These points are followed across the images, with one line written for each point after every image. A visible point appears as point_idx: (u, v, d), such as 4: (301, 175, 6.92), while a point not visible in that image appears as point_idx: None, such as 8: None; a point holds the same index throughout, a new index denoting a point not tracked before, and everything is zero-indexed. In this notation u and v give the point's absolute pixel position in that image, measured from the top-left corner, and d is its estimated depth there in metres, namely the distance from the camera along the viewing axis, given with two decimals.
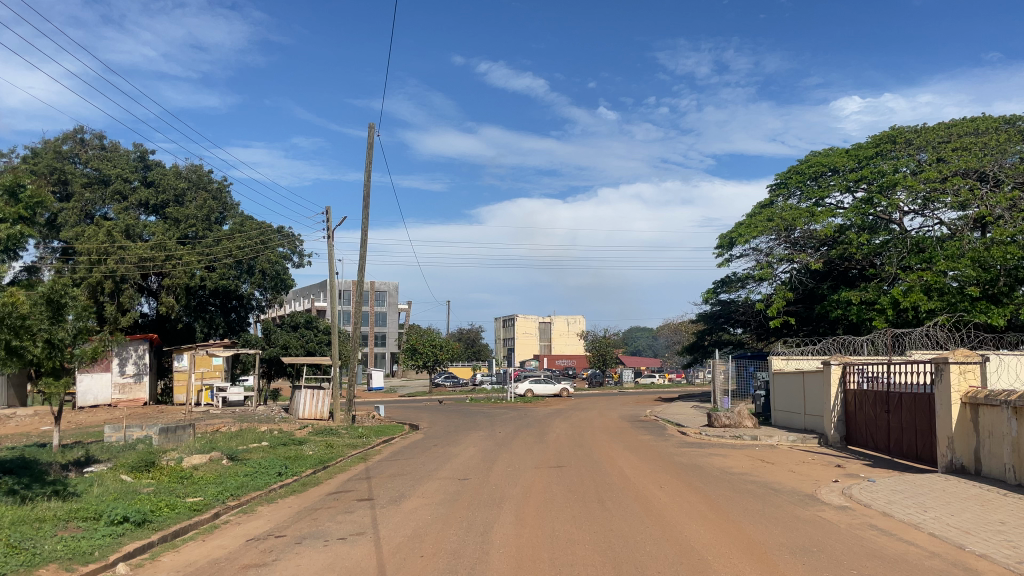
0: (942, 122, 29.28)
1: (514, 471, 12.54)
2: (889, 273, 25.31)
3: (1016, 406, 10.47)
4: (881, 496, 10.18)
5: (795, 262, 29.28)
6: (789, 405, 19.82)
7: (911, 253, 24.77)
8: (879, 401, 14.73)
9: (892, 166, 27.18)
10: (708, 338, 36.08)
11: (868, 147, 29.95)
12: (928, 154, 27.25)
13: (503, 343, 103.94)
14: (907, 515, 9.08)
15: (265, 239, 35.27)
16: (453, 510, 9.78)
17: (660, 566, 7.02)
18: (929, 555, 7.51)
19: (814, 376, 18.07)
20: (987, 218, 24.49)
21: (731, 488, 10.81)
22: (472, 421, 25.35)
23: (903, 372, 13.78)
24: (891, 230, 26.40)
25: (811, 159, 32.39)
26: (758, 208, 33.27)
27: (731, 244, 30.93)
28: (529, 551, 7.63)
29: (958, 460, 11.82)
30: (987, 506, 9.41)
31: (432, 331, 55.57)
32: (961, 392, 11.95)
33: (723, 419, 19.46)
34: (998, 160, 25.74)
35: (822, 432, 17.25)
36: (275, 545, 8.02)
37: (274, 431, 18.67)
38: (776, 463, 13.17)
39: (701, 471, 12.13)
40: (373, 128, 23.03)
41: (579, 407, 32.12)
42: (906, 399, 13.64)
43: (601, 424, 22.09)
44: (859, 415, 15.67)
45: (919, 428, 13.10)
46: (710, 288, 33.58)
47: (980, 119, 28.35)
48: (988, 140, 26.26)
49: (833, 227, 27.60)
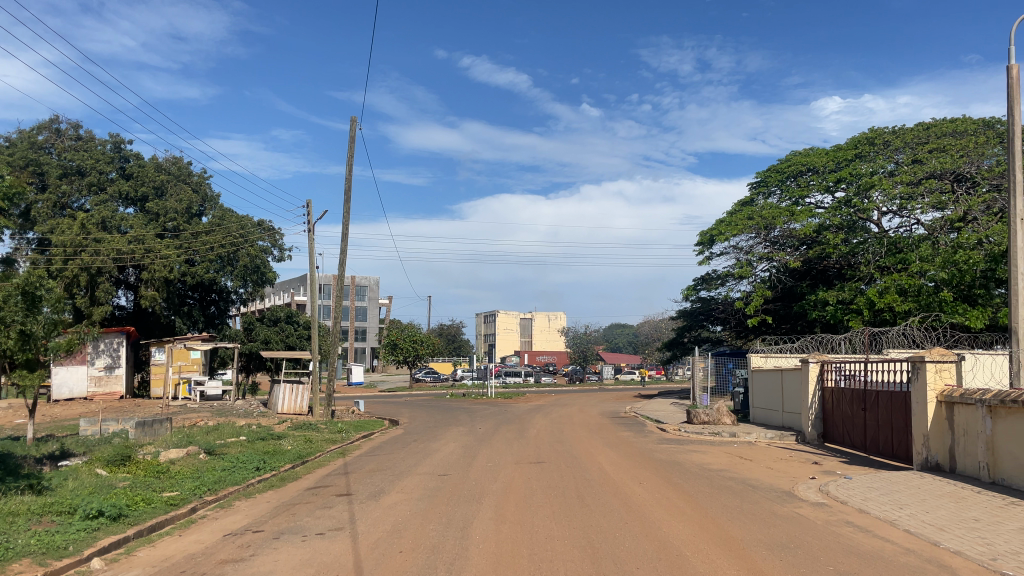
0: (921, 123, 29.63)
1: (493, 467, 12.52)
2: (866, 273, 25.65)
3: (991, 405, 10.65)
4: (857, 492, 10.30)
5: (774, 261, 29.48)
6: (765, 402, 20.06)
7: (888, 254, 25.22)
8: (855, 399, 14.89)
9: (870, 167, 27.45)
10: (687, 335, 36.24)
11: (846, 148, 30.28)
12: (905, 155, 27.68)
13: (483, 339, 104.15)
14: (883, 512, 9.18)
15: (244, 232, 35.02)
16: (432, 506, 9.76)
17: (640, 563, 7.05)
18: (904, 552, 7.60)
19: (793, 374, 18.18)
20: (961, 219, 24.83)
21: (709, 484, 10.87)
22: (453, 417, 25.29)
23: (879, 370, 13.94)
24: (868, 231, 26.72)
25: (790, 158, 32.61)
26: (737, 206, 33.41)
27: (711, 241, 31.01)
28: (509, 547, 7.63)
29: (933, 458, 12.00)
30: (960, 503, 9.55)
31: (412, 325, 55.27)
32: (936, 390, 12.11)
33: (702, 416, 19.54)
34: (973, 162, 26.00)
35: (799, 430, 17.38)
36: (251, 541, 7.95)
37: (252, 426, 18.50)
38: (754, 460, 13.24)
39: (680, 468, 12.19)
40: (355, 121, 22.81)
41: (560, 404, 32.06)
42: (882, 397, 13.80)
43: (581, 421, 22.12)
44: (836, 413, 15.82)
45: (896, 426, 13.24)
46: (690, 286, 33.70)
47: (958, 121, 28.69)
48: (966, 143, 26.54)
49: (812, 227, 27.83)
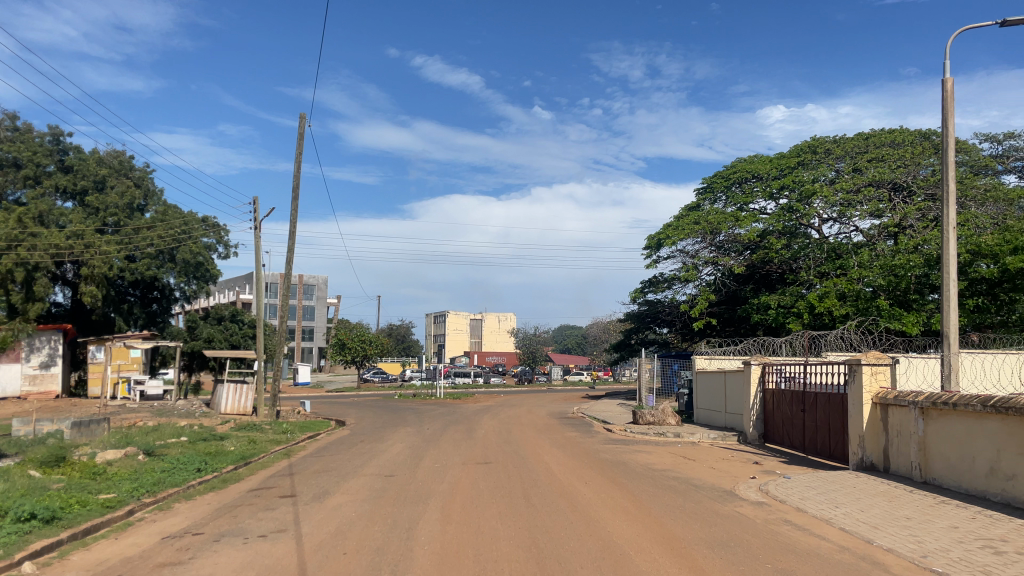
0: (861, 133, 30.55)
1: (440, 467, 12.50)
2: (806, 278, 26.34)
3: (924, 407, 11.12)
4: (795, 492, 10.57)
5: (719, 265, 30.00)
6: (709, 403, 20.45)
7: (828, 260, 25.96)
8: (795, 401, 15.26)
9: (811, 175, 28.19)
10: (635, 337, 36.71)
11: (790, 156, 31.05)
12: (846, 164, 28.51)
13: (433, 339, 103.82)
14: (819, 511, 9.44)
15: (187, 229, 34.26)
16: (377, 507, 9.70)
17: (583, 562, 7.13)
18: (838, 550, 7.83)
19: (736, 376, 18.57)
20: (897, 226, 25.69)
21: (653, 484, 11.03)
22: (400, 417, 25.16)
23: (818, 372, 14.32)
24: (809, 237, 27.42)
25: (736, 165, 33.26)
26: (684, 211, 33.95)
27: (658, 245, 31.46)
28: (454, 547, 7.64)
29: (868, 458, 12.41)
30: (893, 502, 9.88)
31: (360, 325, 54.74)
32: (872, 393, 12.51)
33: (647, 416, 19.81)
34: (910, 171, 26.88)
35: (741, 431, 17.77)
36: (191, 543, 7.79)
37: (194, 426, 18.12)
38: (697, 460, 13.47)
39: (625, 468, 12.35)
40: (304, 118, 22.53)
41: (508, 405, 32.15)
42: (820, 399, 14.18)
43: (529, 421, 22.23)
44: (777, 415, 16.20)
45: (833, 427, 13.63)
46: (637, 288, 34.12)
47: (896, 132, 29.66)
48: (903, 153, 27.46)
49: (756, 232, 28.46)
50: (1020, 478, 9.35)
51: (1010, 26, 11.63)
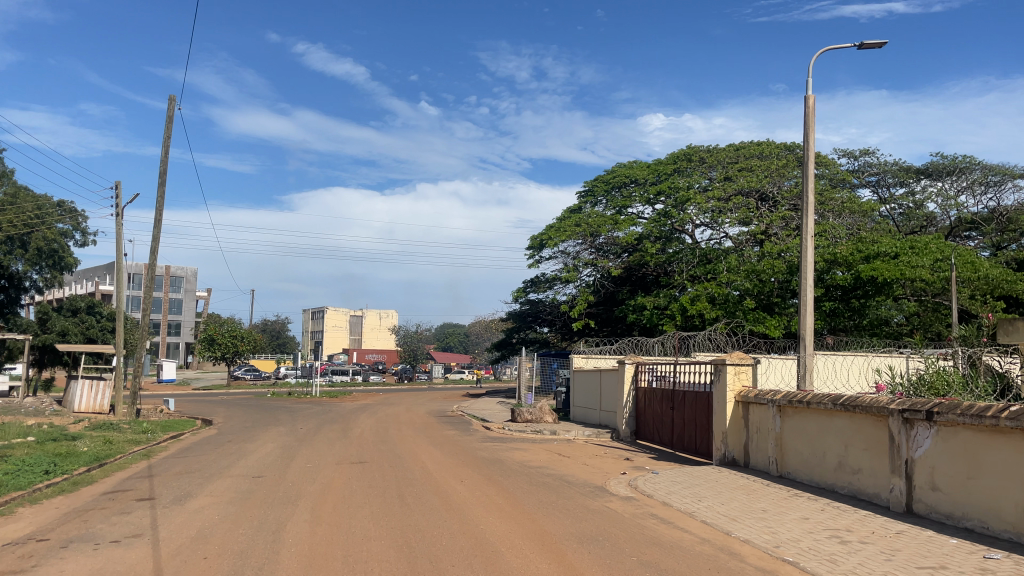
0: (732, 144, 32.12)
1: (312, 467, 12.13)
2: (679, 281, 27.40)
3: (781, 405, 11.96)
4: (661, 486, 10.95)
5: (598, 267, 30.64)
6: (585, 401, 20.90)
7: (700, 264, 27.15)
8: (665, 398, 15.81)
9: (686, 182, 29.33)
10: (516, 336, 37.10)
11: (666, 163, 32.22)
12: (717, 173, 29.89)
13: (311, 336, 101.23)
14: (683, 504, 9.82)
15: (41, 213, 31.71)
16: (243, 509, 9.30)
17: (455, 560, 7.09)
18: (699, 541, 8.16)
19: (610, 374, 19.06)
20: (763, 234, 27.17)
21: (528, 481, 11.13)
22: (272, 416, 24.30)
23: (687, 371, 14.89)
24: (683, 242, 28.54)
25: (616, 170, 34.15)
26: (566, 213, 34.55)
27: (541, 246, 31.88)
28: (323, 548, 7.43)
29: (730, 454, 13.07)
30: (750, 494, 10.41)
31: (233, 320, 52.60)
32: (735, 391, 13.14)
33: (525, 414, 20.02)
34: (775, 183, 28.41)
35: (614, 428, 18.28)
36: (33, 551, 7.20)
37: (42, 426, 16.80)
38: (571, 456, 13.72)
39: (501, 465, 12.41)
40: (174, 101, 21.39)
41: (387, 403, 31.67)
42: (688, 397, 14.75)
43: (407, 420, 21.98)
44: (648, 412, 16.75)
45: (699, 424, 14.21)
46: (519, 288, 34.47)
47: (763, 144, 31.38)
48: (769, 164, 29.09)
49: (633, 236, 29.36)
50: (865, 472, 10.37)
51: (866, 49, 12.49)
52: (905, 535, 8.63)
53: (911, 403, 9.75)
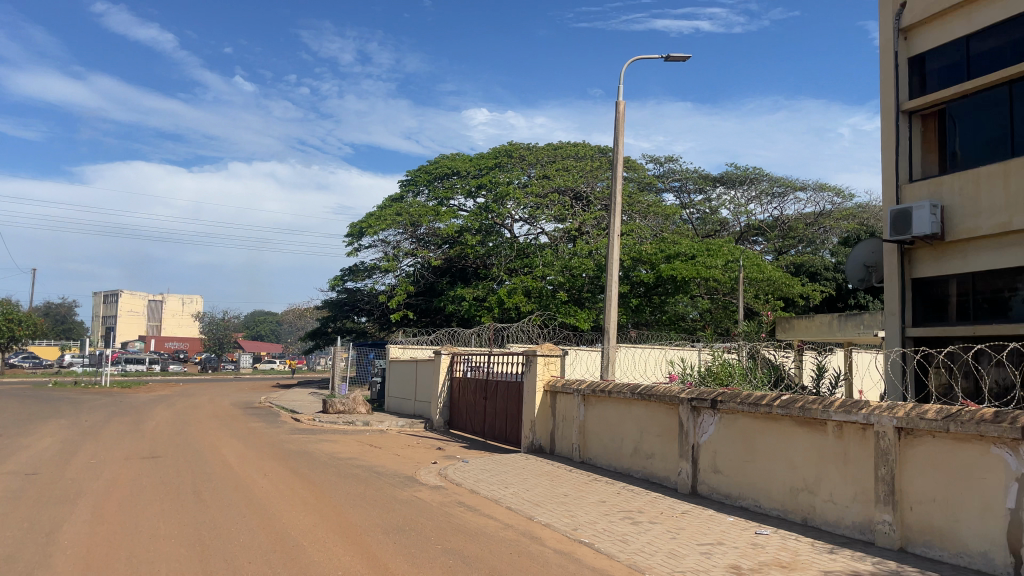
0: (550, 143, 33.26)
1: (96, 463, 11.16)
2: (498, 274, 28.05)
3: (585, 394, 12.63)
4: (471, 475, 11.15)
5: (418, 257, 30.83)
6: (400, 391, 20.82)
7: (518, 258, 27.92)
8: (478, 388, 16.10)
9: (506, 177, 29.98)
10: (332, 325, 36.24)
11: (488, 158, 32.73)
12: (536, 171, 30.84)
13: (104, 321, 93.14)
14: (491, 492, 10.05)
15: None
16: (10, 510, 8.38)
17: (252, 556, 6.81)
18: (503, 527, 8.39)
19: (426, 365, 19.13)
20: (577, 231, 28.38)
21: (336, 473, 10.91)
22: (53, 408, 22.11)
23: (500, 362, 15.26)
24: (502, 236, 29.17)
25: (439, 161, 34.20)
26: (387, 201, 34.18)
27: (360, 233, 31.33)
28: (105, 550, 6.87)
29: (537, 442, 13.61)
30: (554, 480, 10.86)
31: (9, 302, 47.24)
32: (544, 381, 13.66)
33: (337, 405, 19.60)
34: (588, 183, 29.97)
35: (428, 418, 18.37)
36: None
37: None
38: (383, 447, 13.61)
39: (309, 458, 12.07)
40: None
41: (189, 394, 29.80)
42: (501, 387, 15.12)
43: (210, 412, 20.82)
44: (461, 402, 16.99)
45: (510, 413, 14.61)
46: (336, 276, 33.68)
47: (580, 146, 32.76)
48: (584, 165, 30.44)
49: (454, 228, 29.61)
50: (656, 457, 11.23)
51: (671, 62, 13.37)
52: (689, 514, 9.38)
53: (698, 391, 10.66)
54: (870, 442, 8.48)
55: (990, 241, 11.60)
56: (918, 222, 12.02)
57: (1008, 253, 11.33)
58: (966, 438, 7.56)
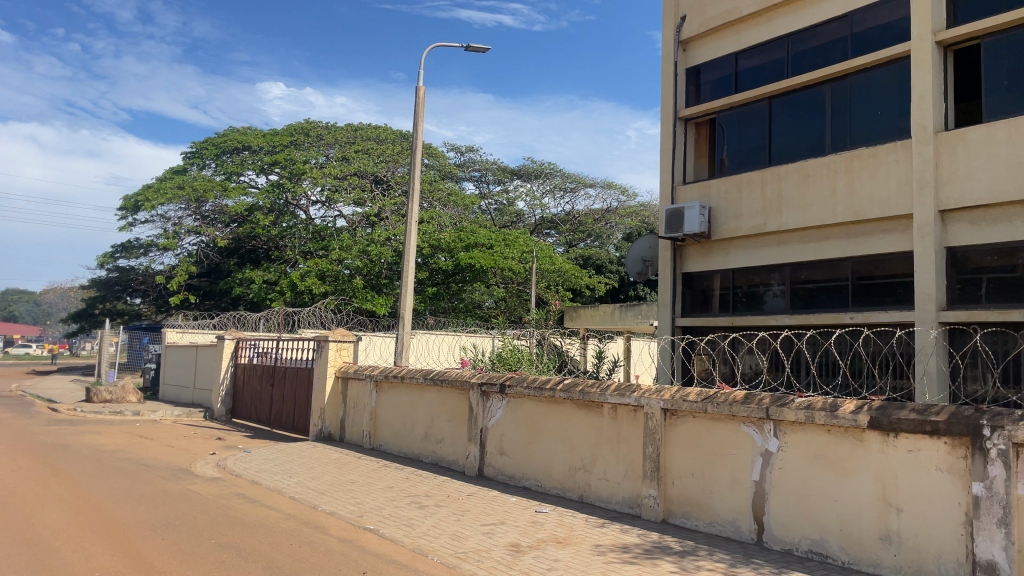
0: (350, 125, 32.56)
1: None
2: (292, 257, 27.19)
3: (377, 380, 12.58)
4: (253, 465, 10.64)
5: (203, 235, 28.97)
6: (177, 378, 19.47)
7: (313, 241, 27.13)
8: (265, 375, 15.45)
9: (303, 156, 28.91)
10: (100, 306, 33.07)
11: (283, 134, 31.20)
12: (335, 152, 30.08)
13: None
14: (273, 482, 9.66)
15: None
16: None
17: None
18: (285, 518, 8.08)
19: (208, 350, 18.03)
20: (375, 216, 28.01)
21: (98, 467, 9.95)
22: None
23: (288, 347, 14.70)
24: (296, 217, 28.17)
25: (228, 135, 32.10)
26: (169, 174, 31.64)
27: (136, 207, 28.82)
28: None
29: (326, 429, 13.38)
30: (342, 468, 10.66)
31: None
32: (335, 367, 13.40)
33: (103, 393, 17.94)
34: (388, 168, 29.75)
35: (209, 406, 17.35)
36: None
37: None
38: (156, 438, 12.64)
39: (66, 451, 10.91)
40: None
41: None
42: (289, 373, 14.60)
43: None
44: (246, 389, 16.21)
45: (298, 400, 14.18)
46: (107, 252, 30.76)
47: (381, 129, 32.40)
48: (385, 149, 30.14)
49: (244, 205, 28.14)
50: (445, 442, 11.42)
51: (471, 52, 13.51)
52: (475, 496, 9.61)
53: (488, 376, 10.93)
54: (640, 423, 9.19)
55: (748, 240, 12.93)
56: (688, 222, 13.11)
57: (761, 252, 12.70)
58: (721, 418, 8.50)
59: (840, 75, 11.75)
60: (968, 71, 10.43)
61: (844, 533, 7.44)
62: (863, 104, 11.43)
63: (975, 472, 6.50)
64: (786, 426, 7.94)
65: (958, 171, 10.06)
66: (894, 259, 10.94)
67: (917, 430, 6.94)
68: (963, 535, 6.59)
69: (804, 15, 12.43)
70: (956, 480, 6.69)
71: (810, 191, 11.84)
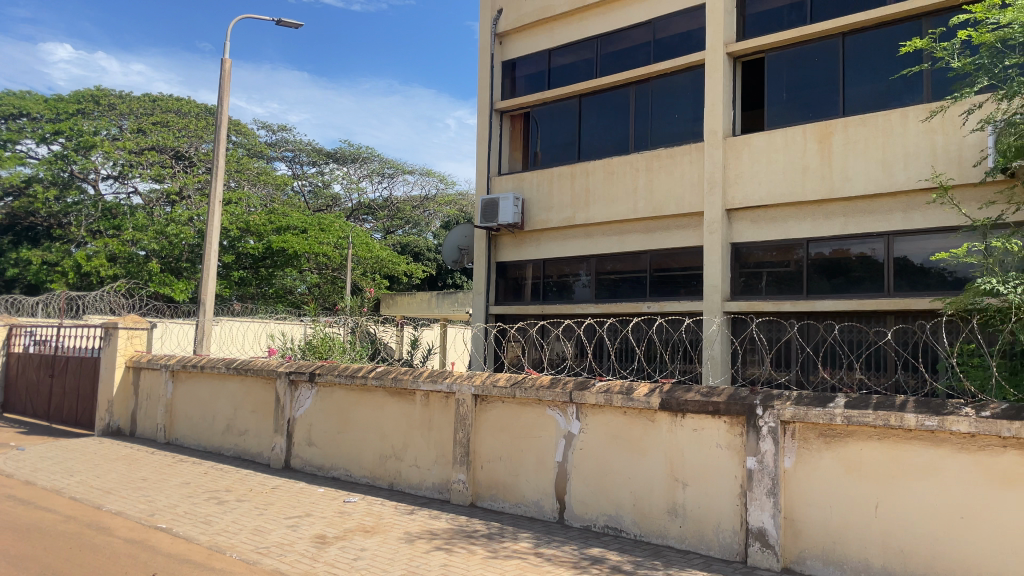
0: (149, 95, 30.20)
1: None
2: (77, 236, 25.02)
3: (173, 370, 11.85)
4: (26, 464, 9.65)
5: None
6: None
7: (103, 218, 24.98)
8: (43, 365, 14.05)
9: (92, 126, 26.37)
10: None
11: (68, 101, 27.93)
12: (130, 124, 27.79)
13: None
14: (50, 482, 8.80)
15: None
16: None
17: None
18: (63, 520, 7.39)
19: None
20: (176, 195, 26.22)
21: None
22: None
23: (70, 335, 13.46)
24: (84, 192, 25.78)
25: None
26: None
27: None
28: None
29: (115, 423, 12.47)
30: (132, 464, 9.93)
31: None
32: (126, 356, 12.46)
33: None
34: (192, 144, 28.02)
35: None
36: None
37: None
38: None
39: None
40: None
41: None
42: (71, 363, 13.38)
43: None
44: (20, 381, 14.69)
45: (82, 392, 13.07)
46: None
47: (183, 102, 30.37)
48: (188, 124, 28.25)
49: (20, 177, 25.50)
50: (249, 434, 10.97)
51: (282, 27, 12.96)
52: (280, 488, 9.31)
53: (296, 365, 10.60)
54: (451, 409, 9.30)
55: (559, 232, 13.44)
56: (503, 213, 13.40)
57: (570, 243, 13.26)
58: (529, 402, 8.78)
59: (644, 78, 12.49)
60: (752, 81, 11.45)
61: (637, 508, 7.99)
62: (664, 106, 12.23)
63: (749, 448, 7.23)
64: (587, 409, 8.36)
65: (744, 173, 11.03)
66: (687, 252, 11.81)
67: (701, 410, 7.56)
68: (738, 505, 7.33)
69: (612, 18, 13.07)
70: (733, 455, 7.38)
71: (615, 186, 12.49)
